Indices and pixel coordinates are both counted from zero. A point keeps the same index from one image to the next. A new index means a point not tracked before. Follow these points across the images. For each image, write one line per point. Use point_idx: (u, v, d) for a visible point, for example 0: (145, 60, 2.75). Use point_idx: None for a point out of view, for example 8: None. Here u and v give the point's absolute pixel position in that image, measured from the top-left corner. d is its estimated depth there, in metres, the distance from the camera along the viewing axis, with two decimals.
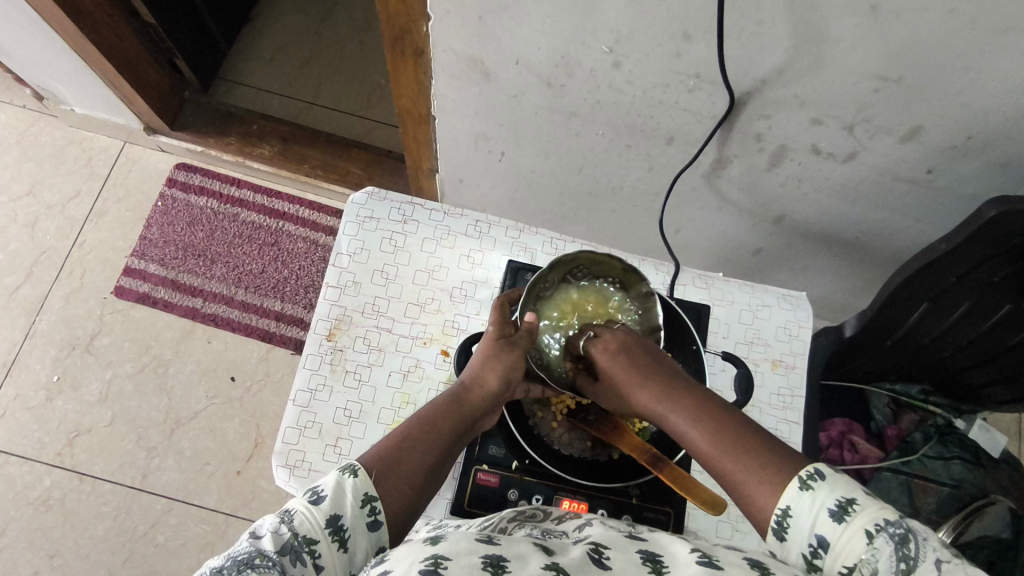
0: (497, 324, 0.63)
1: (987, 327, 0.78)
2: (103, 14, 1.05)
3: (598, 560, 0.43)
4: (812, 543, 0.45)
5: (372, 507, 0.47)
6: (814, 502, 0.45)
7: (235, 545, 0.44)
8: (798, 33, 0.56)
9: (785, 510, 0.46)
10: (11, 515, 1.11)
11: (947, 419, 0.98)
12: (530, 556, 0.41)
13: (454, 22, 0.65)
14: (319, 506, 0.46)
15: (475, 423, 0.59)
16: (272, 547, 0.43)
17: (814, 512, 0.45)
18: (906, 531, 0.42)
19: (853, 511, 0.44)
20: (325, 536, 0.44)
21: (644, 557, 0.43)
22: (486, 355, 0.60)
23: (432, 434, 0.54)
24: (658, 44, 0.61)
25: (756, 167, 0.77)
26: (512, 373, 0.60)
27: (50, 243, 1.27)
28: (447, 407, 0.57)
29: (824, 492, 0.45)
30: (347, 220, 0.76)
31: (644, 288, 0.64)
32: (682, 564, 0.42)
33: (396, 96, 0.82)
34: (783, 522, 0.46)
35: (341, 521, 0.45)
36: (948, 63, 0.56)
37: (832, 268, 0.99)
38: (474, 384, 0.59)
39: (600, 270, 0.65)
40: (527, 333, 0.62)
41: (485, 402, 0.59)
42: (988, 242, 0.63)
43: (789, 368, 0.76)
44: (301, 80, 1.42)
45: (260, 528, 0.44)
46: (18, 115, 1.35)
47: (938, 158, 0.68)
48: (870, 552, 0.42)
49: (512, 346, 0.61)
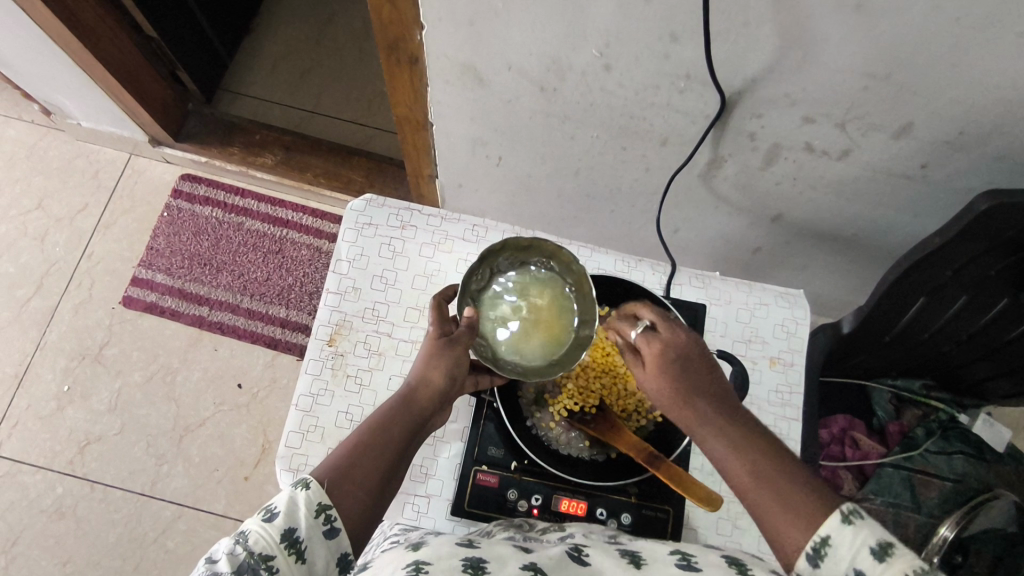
0: (436, 323, 0.61)
1: (986, 321, 0.78)
2: (105, 29, 1.07)
3: (578, 556, 0.44)
4: None
5: (327, 515, 0.48)
6: (856, 537, 0.43)
7: (195, 570, 0.45)
8: (785, 33, 0.56)
9: (824, 538, 0.44)
10: (25, 524, 1.13)
11: (950, 413, 0.98)
12: (510, 557, 0.43)
13: (446, 29, 0.66)
14: (273, 522, 0.47)
15: (425, 421, 0.59)
16: (228, 569, 0.44)
17: (855, 547, 0.43)
18: None
19: (893, 554, 0.42)
20: (281, 551, 0.46)
21: (623, 553, 0.46)
22: (428, 353, 0.59)
23: (382, 437, 0.54)
24: (648, 46, 0.62)
25: (751, 166, 0.78)
26: (456, 370, 0.60)
27: (59, 255, 1.30)
28: (397, 410, 0.57)
29: (865, 531, 0.44)
30: (346, 227, 0.78)
31: (575, 264, 0.64)
32: (659, 560, 0.44)
33: (394, 103, 0.83)
34: (819, 549, 0.44)
35: (295, 534, 0.46)
36: (936, 58, 0.56)
37: (831, 265, 0.99)
38: (420, 384, 0.58)
39: (526, 255, 0.66)
40: (468, 330, 0.61)
41: (434, 399, 0.58)
42: (982, 236, 0.64)
43: (787, 364, 0.76)
44: (302, 89, 1.44)
45: (216, 553, 0.46)
46: (27, 130, 1.37)
47: (931, 153, 0.68)
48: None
49: (453, 344, 0.60)
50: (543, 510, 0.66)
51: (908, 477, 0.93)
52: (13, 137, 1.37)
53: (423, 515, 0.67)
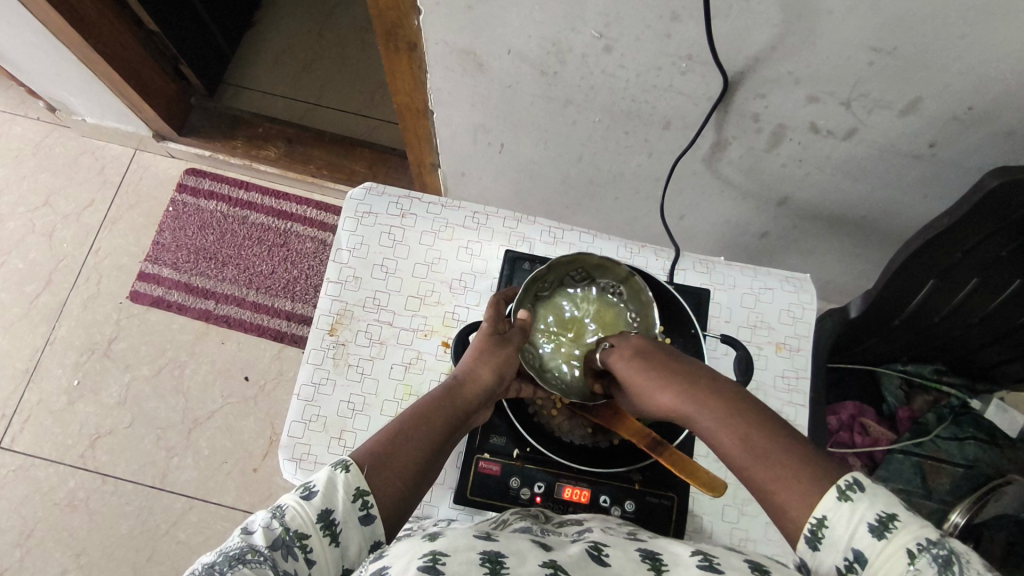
0: (491, 321, 0.63)
1: (999, 302, 0.76)
2: (106, 23, 1.07)
3: (597, 556, 0.44)
4: (848, 556, 0.44)
5: (363, 501, 0.48)
6: (853, 514, 0.44)
7: (228, 540, 0.45)
8: (787, 9, 0.55)
9: (821, 520, 0.45)
10: (38, 516, 1.15)
11: (962, 399, 0.97)
12: (529, 554, 0.42)
13: (443, 13, 0.65)
14: (311, 501, 0.47)
15: (468, 418, 0.59)
16: (263, 542, 0.44)
17: (853, 525, 0.44)
18: (950, 552, 0.41)
19: (894, 528, 0.43)
20: (316, 531, 0.46)
21: (642, 555, 0.45)
22: (479, 350, 0.61)
23: (424, 425, 0.55)
24: (647, 26, 0.60)
25: (755, 148, 0.77)
26: (505, 369, 0.61)
27: (67, 251, 1.31)
28: (441, 402, 0.58)
29: (864, 505, 0.45)
30: (346, 216, 0.77)
31: (644, 294, 0.64)
32: (681, 564, 0.43)
33: (394, 92, 0.83)
34: (818, 531, 0.45)
35: (332, 516, 0.47)
36: (942, 31, 0.54)
37: (840, 250, 0.97)
38: (468, 378, 0.60)
39: (597, 273, 0.66)
40: (521, 330, 0.64)
41: (479, 396, 0.60)
42: (991, 215, 0.62)
43: (793, 350, 0.75)
44: (305, 82, 1.44)
45: (252, 524, 0.46)
46: (34, 127, 1.38)
47: (940, 131, 0.67)
48: (911, 572, 0.41)
49: (507, 342, 0.62)
50: (546, 497, 0.65)
51: (919, 463, 0.93)
52: (19, 134, 1.38)
53: (423, 506, 0.66)
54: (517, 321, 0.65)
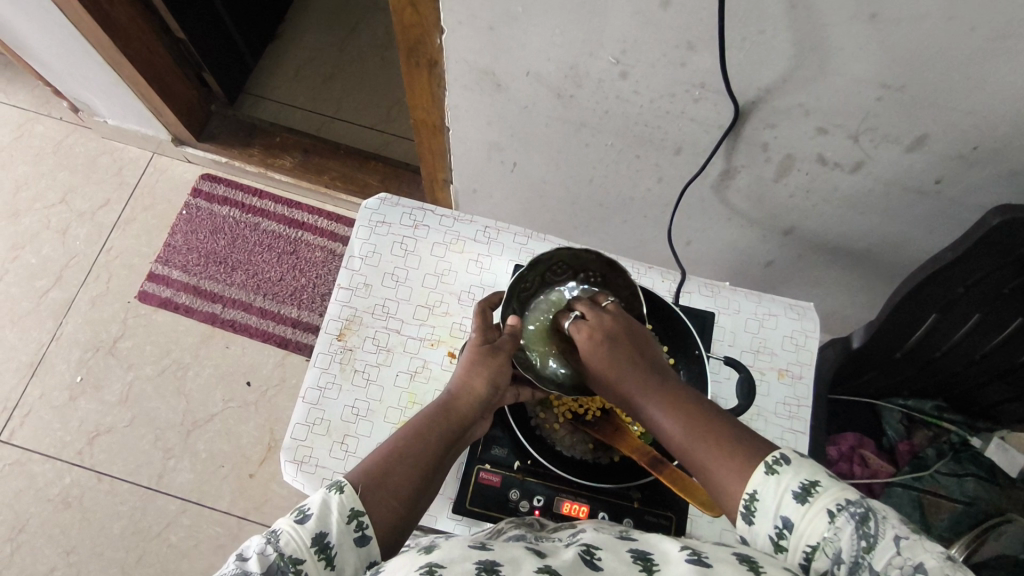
0: (480, 331, 0.60)
1: (1001, 340, 0.76)
2: (135, 28, 1.10)
3: (590, 561, 0.44)
4: (778, 525, 0.46)
5: (359, 522, 0.48)
6: (779, 484, 0.47)
7: (225, 566, 0.46)
8: (799, 43, 0.57)
9: (752, 495, 0.47)
10: (31, 511, 1.14)
11: (962, 436, 0.96)
12: (524, 561, 0.42)
13: (467, 33, 0.67)
14: (305, 525, 0.47)
15: (464, 432, 0.59)
16: (257, 569, 0.45)
17: (779, 495, 0.46)
18: (866, 510, 0.44)
19: (815, 492, 0.46)
20: (311, 555, 0.46)
21: (634, 556, 0.45)
22: (470, 362, 0.59)
23: (419, 444, 0.55)
24: (664, 53, 0.62)
25: (763, 177, 0.78)
26: (500, 378, 0.59)
27: (79, 248, 1.32)
28: (434, 420, 0.57)
29: (788, 476, 0.47)
30: (359, 225, 0.79)
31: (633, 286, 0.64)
32: (671, 561, 0.43)
33: (413, 107, 0.85)
34: (750, 506, 0.47)
35: (327, 539, 0.47)
36: (948, 72, 0.56)
37: (844, 282, 0.98)
38: (462, 393, 0.59)
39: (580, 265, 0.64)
40: (511, 338, 0.60)
41: (473, 409, 0.59)
42: (996, 251, 0.63)
43: (795, 377, 0.76)
44: (324, 95, 1.47)
45: (247, 551, 0.47)
46: (55, 127, 1.41)
47: (946, 168, 0.68)
48: (832, 531, 0.44)
49: (497, 352, 0.59)
50: (545, 511, 0.65)
51: (917, 497, 0.95)
52: (41, 133, 1.41)
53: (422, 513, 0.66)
54: (506, 328, 0.61)
